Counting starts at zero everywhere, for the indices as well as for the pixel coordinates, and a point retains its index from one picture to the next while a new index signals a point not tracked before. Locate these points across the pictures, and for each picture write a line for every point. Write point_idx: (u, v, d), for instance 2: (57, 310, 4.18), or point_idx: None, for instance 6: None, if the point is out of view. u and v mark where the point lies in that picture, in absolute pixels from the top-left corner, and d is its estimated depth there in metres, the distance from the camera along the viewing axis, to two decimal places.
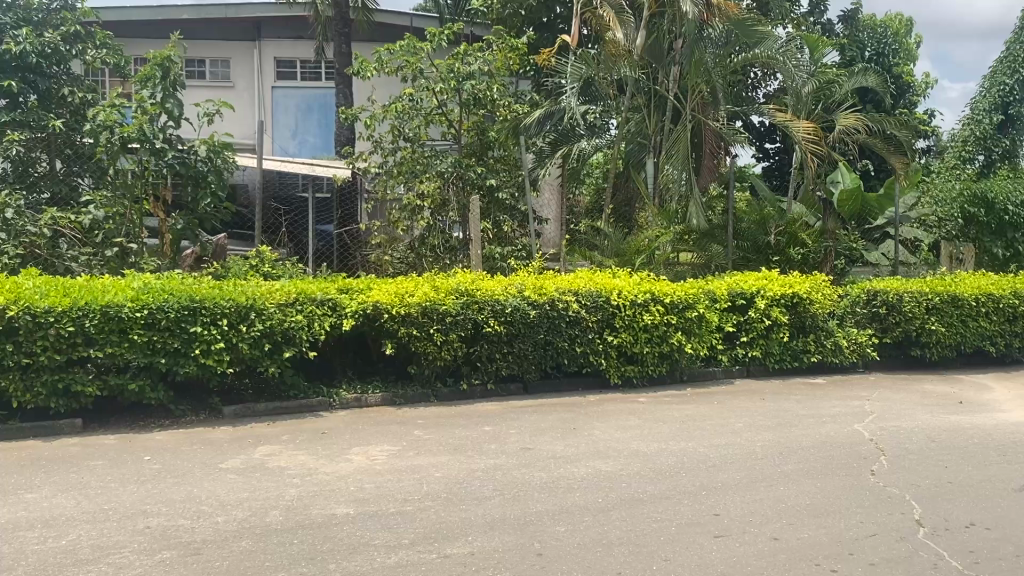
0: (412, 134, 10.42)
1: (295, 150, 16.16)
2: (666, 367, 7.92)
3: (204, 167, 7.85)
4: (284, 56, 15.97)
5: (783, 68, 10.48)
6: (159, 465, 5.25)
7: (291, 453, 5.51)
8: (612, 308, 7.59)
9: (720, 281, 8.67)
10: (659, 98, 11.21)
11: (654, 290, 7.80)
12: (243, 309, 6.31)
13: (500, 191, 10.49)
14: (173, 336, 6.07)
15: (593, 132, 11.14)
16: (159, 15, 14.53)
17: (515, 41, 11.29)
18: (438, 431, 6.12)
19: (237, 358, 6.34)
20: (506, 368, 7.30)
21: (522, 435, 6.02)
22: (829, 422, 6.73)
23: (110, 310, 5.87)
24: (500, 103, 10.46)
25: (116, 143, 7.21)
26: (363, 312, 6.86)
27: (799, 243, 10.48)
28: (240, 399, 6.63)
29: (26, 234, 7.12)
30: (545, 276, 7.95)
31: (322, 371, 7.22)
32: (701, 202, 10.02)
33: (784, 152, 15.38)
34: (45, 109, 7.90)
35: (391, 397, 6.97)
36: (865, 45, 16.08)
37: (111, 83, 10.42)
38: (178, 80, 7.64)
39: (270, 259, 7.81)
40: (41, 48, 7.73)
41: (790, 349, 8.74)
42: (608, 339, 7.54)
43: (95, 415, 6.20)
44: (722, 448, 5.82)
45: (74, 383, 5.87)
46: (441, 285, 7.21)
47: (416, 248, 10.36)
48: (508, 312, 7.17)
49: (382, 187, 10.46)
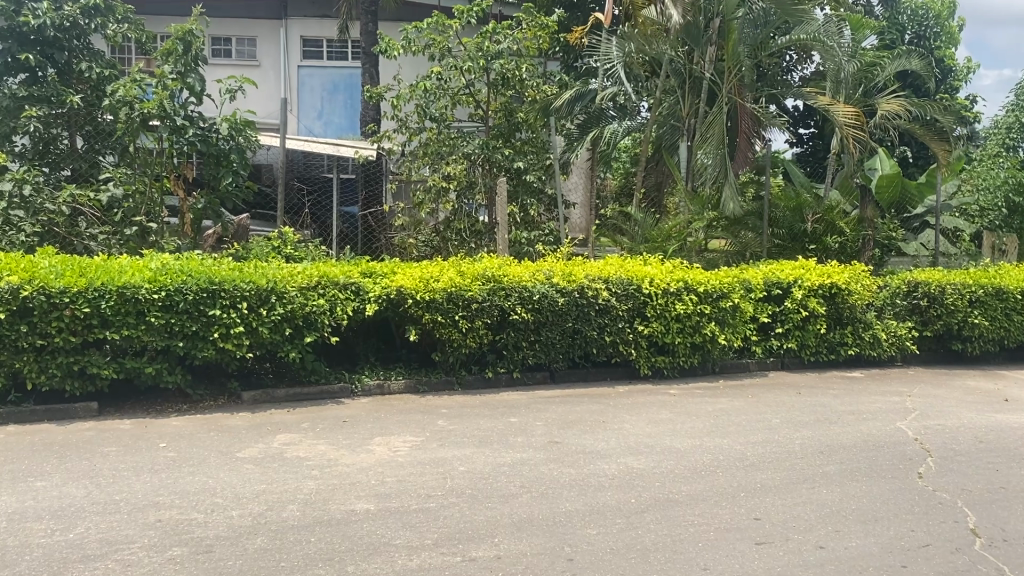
0: (437, 114, 10.22)
1: (321, 131, 15.95)
2: (698, 358, 7.65)
3: (226, 145, 7.46)
4: (310, 35, 15.75)
5: (825, 50, 10.14)
6: (174, 452, 5.08)
7: (310, 442, 5.31)
8: (644, 296, 7.32)
9: (755, 270, 8.37)
10: (694, 80, 10.83)
11: (687, 279, 7.51)
12: (264, 292, 6.11)
13: (529, 173, 10.19)
14: (191, 319, 5.90)
15: (625, 114, 10.90)
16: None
17: (546, 19, 11.00)
18: (462, 421, 5.90)
19: (257, 342, 6.15)
20: (533, 357, 7.08)
21: (549, 428, 5.79)
22: (870, 419, 6.44)
23: (127, 292, 5.70)
24: (530, 83, 10.35)
25: (136, 121, 7.02)
26: (387, 297, 6.68)
27: (837, 232, 10.15)
28: (260, 383, 6.45)
29: (45, 211, 6.95)
30: (573, 262, 7.70)
31: (344, 356, 7.03)
32: (736, 187, 9.48)
33: (818, 138, 15.01)
34: (64, 84, 7.76)
35: (414, 384, 6.76)
36: (905, 28, 15.68)
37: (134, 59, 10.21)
38: (199, 55, 7.40)
39: (293, 241, 7.59)
40: (60, 22, 7.56)
41: (826, 341, 8.45)
42: (639, 328, 7.28)
43: (112, 398, 6.05)
44: (759, 445, 5.55)
45: (90, 366, 5.70)
46: (467, 270, 6.97)
47: (441, 231, 10.12)
48: (536, 299, 6.94)
49: (406, 168, 10.23)
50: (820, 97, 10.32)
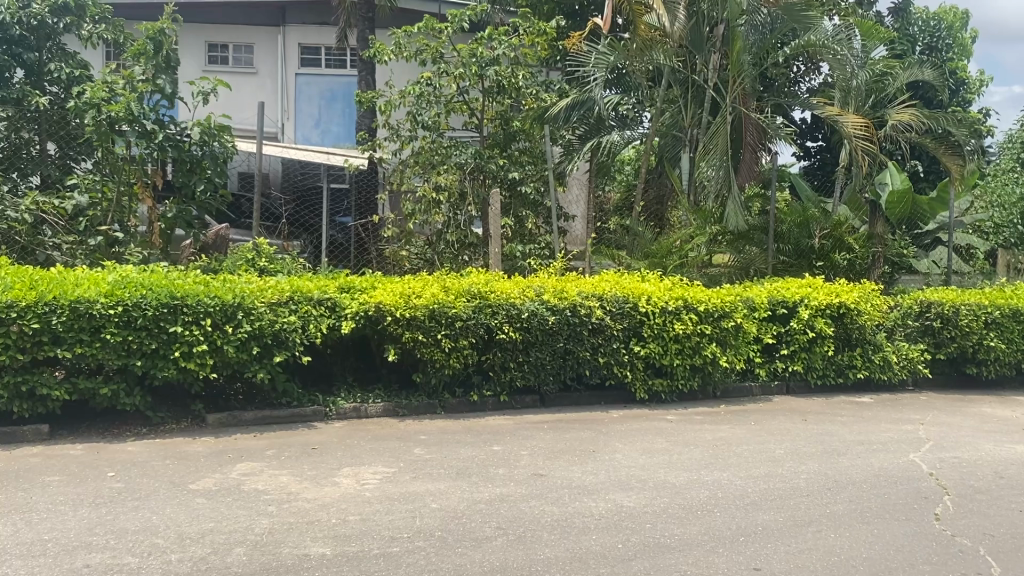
0: (430, 121, 9.82)
1: (318, 140, 15.50)
2: (698, 381, 7.19)
3: (199, 151, 7.11)
4: (308, 42, 15.47)
5: (834, 58, 9.74)
6: (122, 483, 4.65)
7: (272, 473, 4.89)
8: (641, 315, 6.86)
9: (759, 288, 7.94)
10: (696, 89, 10.44)
11: (687, 296, 7.05)
12: (229, 308, 5.70)
13: (524, 184, 9.80)
14: (151, 336, 5.49)
15: (625, 124, 10.50)
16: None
17: (544, 25, 10.54)
18: (440, 450, 5.47)
19: (222, 362, 5.74)
20: (521, 379, 6.64)
21: (534, 458, 5.35)
22: (881, 451, 5.99)
23: (80, 306, 5.29)
24: (527, 91, 9.89)
25: (104, 126, 6.52)
26: (365, 314, 6.26)
27: (845, 248, 9.75)
28: (226, 406, 6.04)
29: (6, 219, 6.58)
30: (567, 277, 7.27)
31: (321, 376, 6.63)
32: (739, 200, 9.43)
33: (826, 151, 14.58)
34: (33, 86, 7.36)
35: (393, 407, 6.35)
36: (916, 39, 15.30)
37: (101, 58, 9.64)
38: (172, 56, 7.00)
39: (268, 253, 7.20)
40: (27, 20, 7.21)
41: (834, 364, 8.01)
42: (635, 349, 6.83)
43: (65, 421, 5.63)
44: (761, 481, 5.11)
45: (39, 386, 5.30)
46: (452, 286, 6.55)
47: (434, 243, 9.74)
48: (525, 318, 6.50)
49: (399, 178, 9.84)
50: (829, 108, 9.88)
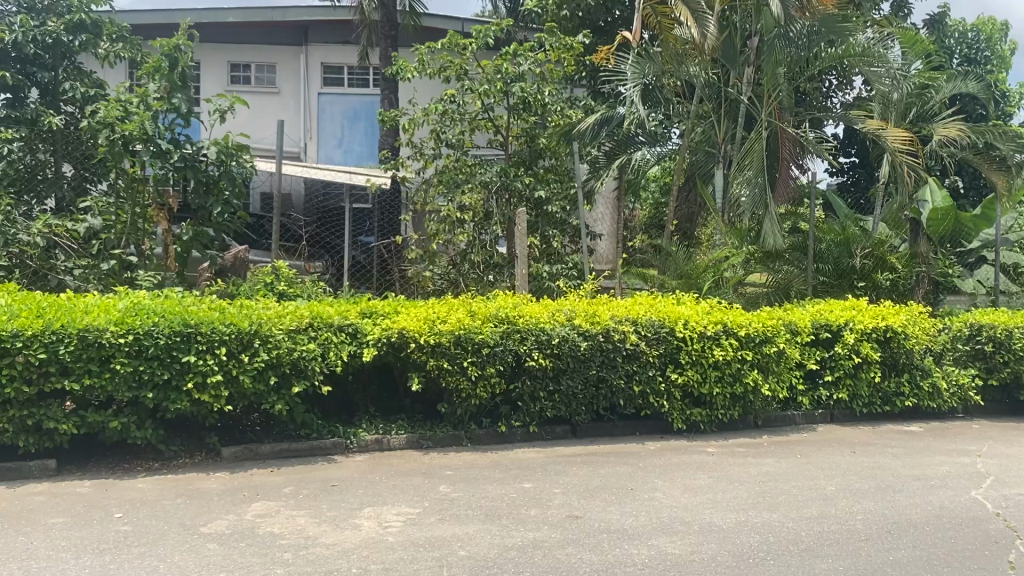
0: (455, 140, 9.60)
1: (340, 159, 15.38)
2: (738, 410, 6.82)
3: (216, 171, 6.82)
4: (331, 62, 15.28)
5: (874, 70, 9.36)
6: (129, 526, 4.35)
7: (288, 514, 4.57)
8: (678, 341, 6.48)
9: (801, 311, 7.55)
10: (730, 104, 10.18)
11: (726, 320, 6.67)
12: (245, 335, 5.40)
13: (551, 203, 9.49)
14: (163, 366, 5.20)
15: (654, 141, 10.06)
16: (168, 19, 13.47)
17: (572, 40, 10.20)
18: (467, 487, 5.13)
19: (238, 393, 5.45)
20: (552, 410, 6.29)
21: (568, 497, 4.99)
22: (940, 487, 5.58)
23: (89, 335, 5.01)
24: (553, 108, 9.60)
25: (118, 146, 6.28)
26: (388, 341, 5.94)
27: (888, 268, 9.33)
28: (242, 439, 5.75)
29: (17, 242, 6.34)
30: (598, 300, 6.92)
31: (341, 406, 6.33)
32: (776, 220, 8.86)
33: (860, 167, 14.22)
34: (49, 107, 7.15)
35: (416, 438, 6.02)
36: (953, 51, 14.89)
37: (119, 75, 9.42)
38: (188, 73, 6.75)
39: (288, 276, 6.93)
40: (40, 38, 6.96)
41: (880, 391, 7.59)
42: (672, 377, 6.45)
43: (73, 456, 5.36)
44: (815, 523, 4.72)
45: (45, 420, 5.03)
46: (479, 310, 6.22)
47: (458, 263, 9.41)
48: (556, 344, 6.13)
49: (422, 198, 9.60)
50: (869, 121, 9.47)
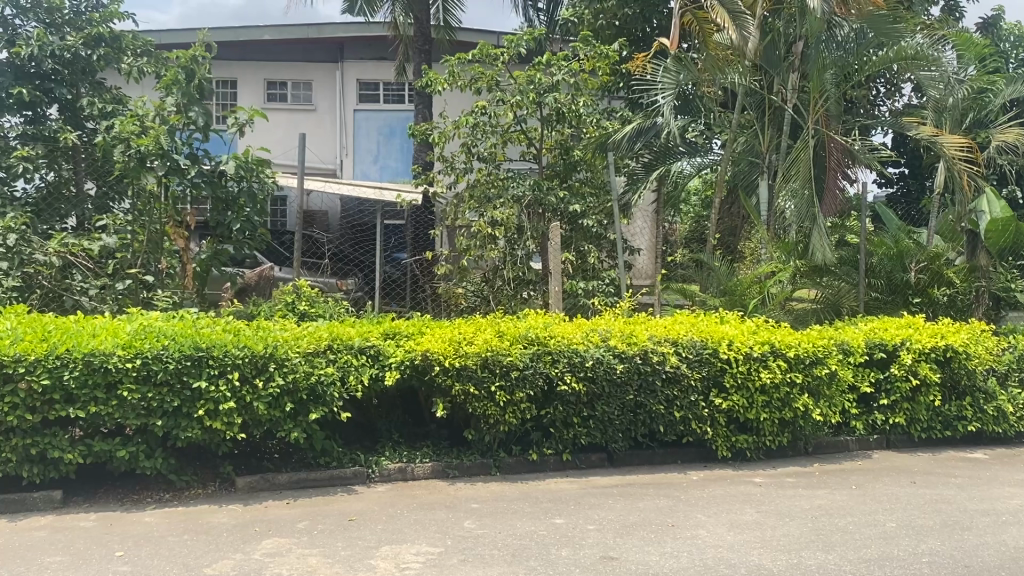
0: (486, 153, 9.28)
1: (376, 176, 15.11)
2: (787, 436, 6.39)
3: (236, 187, 6.58)
4: (367, 78, 15.10)
5: (925, 74, 8.82)
6: (128, 566, 4.05)
7: (299, 554, 4.25)
8: (721, 362, 6.05)
9: (853, 329, 7.09)
10: (774, 112, 9.75)
11: (774, 340, 6.24)
12: (260, 359, 5.11)
13: (586, 217, 9.09)
14: (173, 393, 4.93)
15: (694, 150, 9.70)
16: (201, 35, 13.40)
17: (607, 48, 9.84)
18: (494, 522, 4.77)
19: (252, 420, 5.15)
20: (586, 437, 5.91)
21: (602, 535, 4.60)
22: (1015, 524, 5.07)
23: (94, 360, 4.75)
24: (588, 119, 9.23)
25: (135, 162, 6.05)
26: (411, 363, 5.61)
27: (944, 283, 8.74)
28: (259, 468, 5.45)
29: (33, 262, 6.10)
30: (636, 319, 6.52)
31: (364, 432, 6.02)
32: (825, 233, 8.46)
33: (911, 176, 13.65)
34: (70, 125, 6.99)
35: (442, 467, 5.68)
36: (1010, 54, 14.25)
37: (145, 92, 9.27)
38: (205, 86, 6.58)
39: (310, 295, 6.66)
40: (59, 53, 6.78)
41: (940, 415, 7.08)
42: (715, 402, 6.03)
43: (81, 486, 5.10)
44: (876, 567, 4.26)
45: (50, 449, 4.77)
46: (508, 331, 5.86)
47: (490, 279, 9.05)
48: (589, 366, 5.74)
49: (453, 212, 9.27)
50: (922, 127, 8.96)
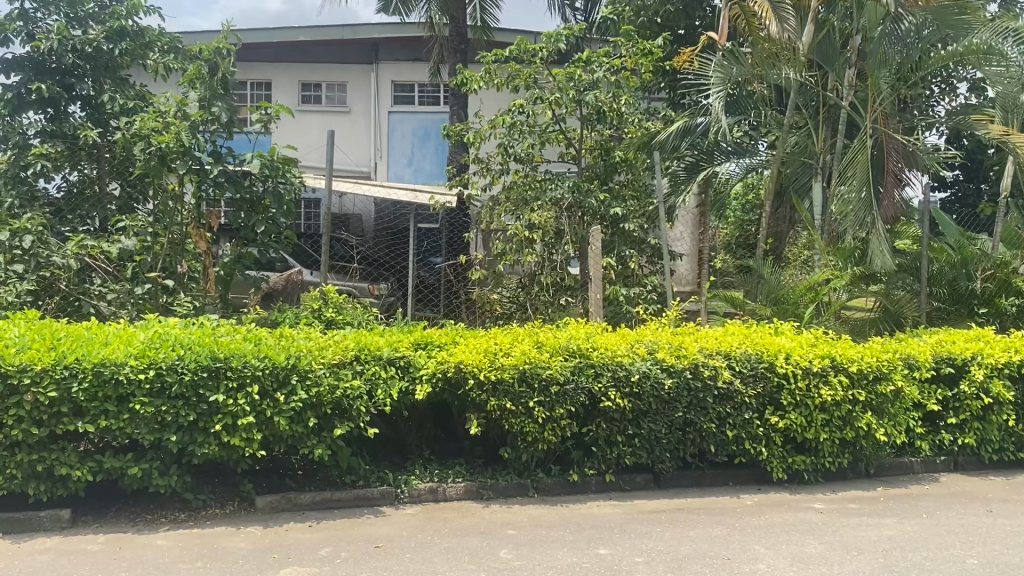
0: (523, 154, 8.88)
1: (411, 179, 14.79)
2: (848, 458, 5.91)
3: (261, 188, 6.22)
4: (402, 79, 14.85)
5: (993, 69, 8.24)
6: None
7: None
8: (778, 378, 5.60)
9: (917, 342, 6.58)
10: (828, 110, 9.22)
11: (834, 354, 5.76)
12: (281, 370, 4.75)
13: (628, 221, 8.62)
14: (189, 407, 4.59)
15: (741, 152, 9.21)
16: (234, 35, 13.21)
17: (649, 44, 9.40)
18: (533, 553, 4.36)
19: (274, 436, 4.80)
20: (631, 457, 5.48)
21: (652, 569, 4.18)
22: None
23: (105, 371, 4.43)
24: (630, 118, 8.80)
25: (156, 160, 5.77)
26: (443, 376, 5.23)
27: (1014, 292, 8.20)
28: (280, 487, 5.10)
29: (50, 264, 5.82)
30: (683, 330, 6.08)
31: (393, 447, 5.67)
32: (884, 237, 7.89)
33: (965, 180, 13.05)
34: (93, 122, 6.71)
35: (476, 488, 5.30)
36: None
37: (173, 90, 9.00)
38: (229, 80, 6.22)
39: (338, 301, 6.30)
40: (81, 47, 6.51)
41: (1014, 436, 6.52)
42: (772, 420, 5.57)
43: (91, 504, 4.79)
44: None
45: (57, 465, 4.46)
46: (547, 342, 5.45)
47: (527, 285, 8.63)
48: (635, 381, 5.31)
49: (488, 216, 8.87)
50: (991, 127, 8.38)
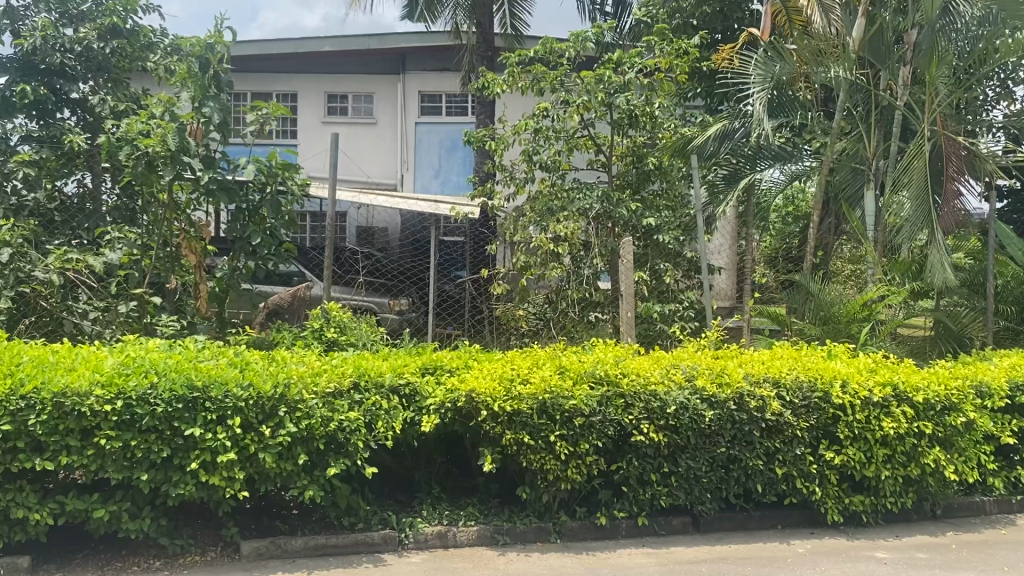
0: (550, 161, 8.27)
1: (437, 191, 14.34)
2: (912, 499, 5.20)
3: (258, 197, 5.71)
4: (429, 90, 14.25)
5: None
6: None
7: None
8: (833, 409, 4.94)
9: (989, 366, 5.87)
10: (880, 113, 8.53)
11: (897, 381, 5.08)
12: (267, 401, 4.20)
13: (662, 232, 7.97)
14: (162, 442, 4.05)
15: (782, 159, 8.36)
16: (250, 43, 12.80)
17: (685, 43, 8.78)
18: None
19: (259, 475, 4.24)
20: (666, 498, 4.85)
21: None
22: None
23: (66, 402, 3.90)
24: (664, 123, 8.19)
25: (143, 166, 5.31)
26: (452, 406, 4.64)
27: None
28: (270, 530, 4.54)
29: (31, 280, 5.33)
30: (725, 353, 5.45)
31: (399, 483, 5.09)
32: (945, 248, 7.15)
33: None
34: (83, 125, 6.27)
35: (490, 532, 4.70)
36: None
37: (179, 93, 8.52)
38: (223, 79, 5.69)
39: (342, 321, 5.74)
40: (69, 45, 6.07)
41: None
42: (827, 456, 4.92)
43: (57, 550, 4.27)
44: None
45: (13, 507, 3.94)
46: (571, 366, 4.84)
47: (553, 299, 8.02)
48: (671, 412, 4.68)
49: (512, 226, 8.30)
50: None
